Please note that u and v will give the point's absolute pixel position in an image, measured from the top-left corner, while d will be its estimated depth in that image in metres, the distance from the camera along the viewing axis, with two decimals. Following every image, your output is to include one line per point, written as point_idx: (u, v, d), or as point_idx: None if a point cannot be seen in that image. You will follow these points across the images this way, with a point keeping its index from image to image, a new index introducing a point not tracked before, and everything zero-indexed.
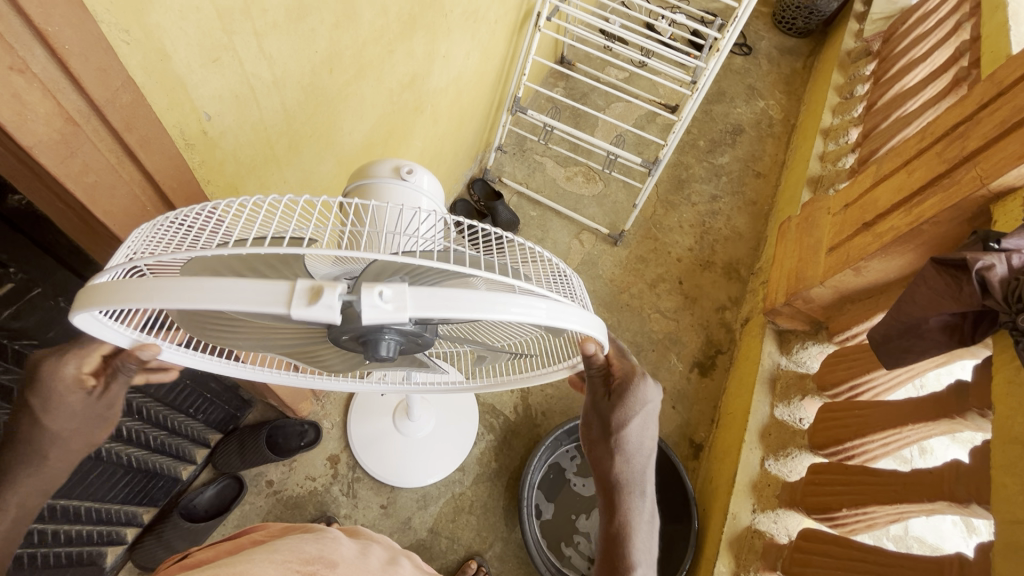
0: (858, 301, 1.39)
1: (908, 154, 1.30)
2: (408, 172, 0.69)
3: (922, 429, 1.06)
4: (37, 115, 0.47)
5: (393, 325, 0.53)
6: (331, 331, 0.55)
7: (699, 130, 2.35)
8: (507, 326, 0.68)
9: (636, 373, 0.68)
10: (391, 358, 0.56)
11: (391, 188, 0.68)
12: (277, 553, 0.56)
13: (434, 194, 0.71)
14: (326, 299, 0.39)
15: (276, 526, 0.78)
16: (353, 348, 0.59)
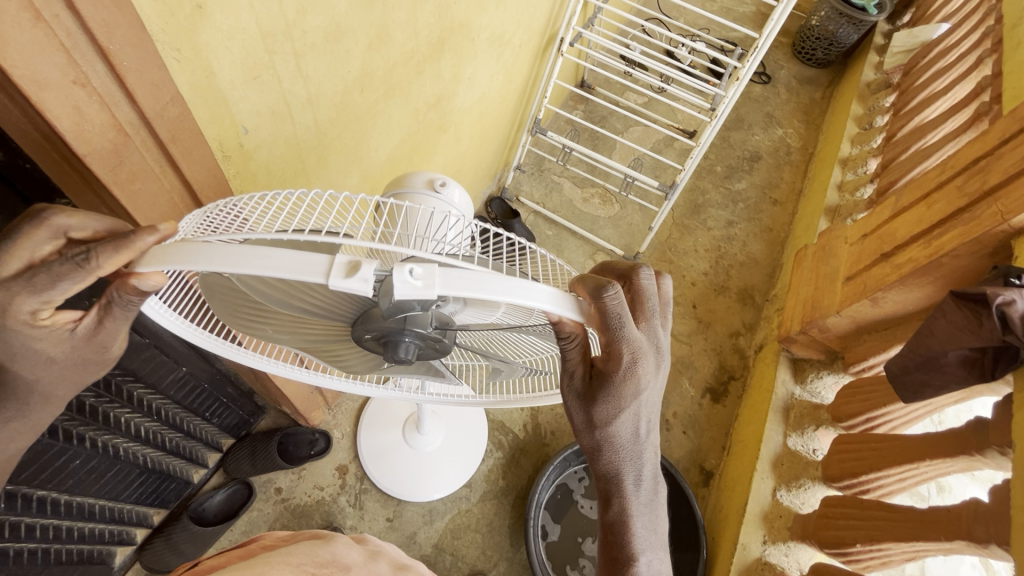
0: (876, 332, 1.37)
1: (927, 187, 1.30)
2: (441, 185, 0.71)
3: (939, 466, 1.04)
4: (93, 125, 0.50)
5: (413, 326, 0.56)
6: (356, 329, 0.59)
7: (717, 156, 2.37)
8: (529, 340, 0.69)
9: (627, 351, 0.51)
10: (410, 360, 0.59)
11: (425, 197, 0.70)
12: (292, 555, 0.58)
13: (463, 209, 0.73)
14: (362, 273, 0.40)
15: (285, 532, 0.79)
16: (374, 349, 0.62)
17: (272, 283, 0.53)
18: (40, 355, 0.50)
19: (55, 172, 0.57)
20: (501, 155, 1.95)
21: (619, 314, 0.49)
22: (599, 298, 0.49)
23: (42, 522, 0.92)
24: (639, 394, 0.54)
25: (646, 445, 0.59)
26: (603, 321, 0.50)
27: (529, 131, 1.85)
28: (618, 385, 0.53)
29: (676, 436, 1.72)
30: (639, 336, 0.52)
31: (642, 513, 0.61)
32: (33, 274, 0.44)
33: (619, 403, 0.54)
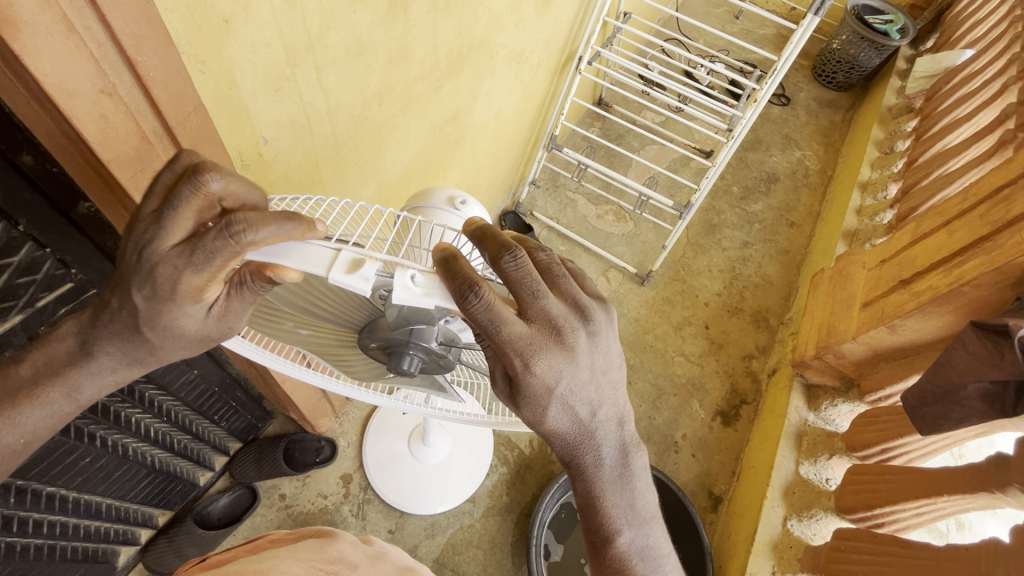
0: (893, 360, 1.34)
1: (948, 215, 1.28)
2: (460, 204, 0.72)
3: (959, 502, 1.00)
4: (118, 133, 0.52)
5: (418, 338, 0.57)
6: (363, 337, 0.60)
7: (734, 176, 2.36)
8: None
9: (517, 352, 0.47)
10: (413, 374, 0.58)
11: (442, 213, 0.71)
12: (301, 551, 0.61)
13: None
14: (364, 270, 0.42)
15: (286, 533, 0.79)
16: (379, 359, 0.62)
17: (300, 289, 0.56)
18: (176, 328, 0.49)
19: (80, 176, 0.59)
20: (517, 170, 1.97)
21: (491, 317, 0.45)
22: (466, 308, 0.44)
23: (49, 518, 0.93)
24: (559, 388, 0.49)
25: (598, 426, 0.54)
26: (479, 326, 0.45)
27: (545, 147, 1.87)
28: (530, 390, 0.49)
29: (684, 458, 1.69)
30: (524, 334, 0.46)
31: (614, 491, 0.57)
32: (190, 250, 0.43)
33: (539, 407, 0.50)
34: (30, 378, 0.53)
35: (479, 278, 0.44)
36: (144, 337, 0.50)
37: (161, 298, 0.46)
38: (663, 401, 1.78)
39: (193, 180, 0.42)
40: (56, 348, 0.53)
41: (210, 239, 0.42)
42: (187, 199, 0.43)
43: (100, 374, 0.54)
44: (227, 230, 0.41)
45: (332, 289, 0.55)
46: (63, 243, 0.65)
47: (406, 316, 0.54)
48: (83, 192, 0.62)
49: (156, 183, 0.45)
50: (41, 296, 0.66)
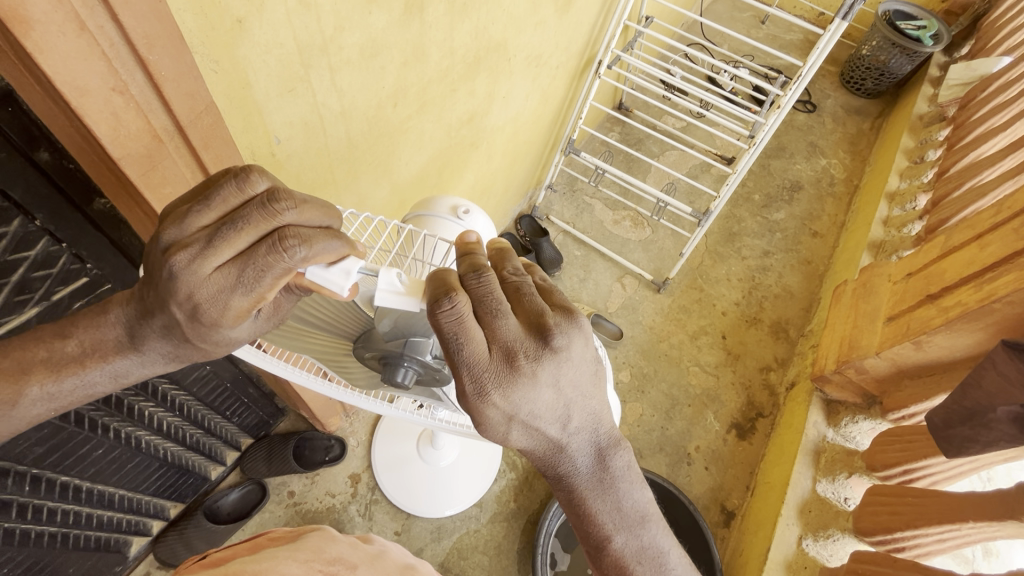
0: (917, 377, 1.29)
1: (981, 227, 1.23)
2: (464, 213, 0.75)
3: (985, 530, 0.96)
4: (130, 131, 0.52)
5: (412, 349, 0.58)
6: (358, 349, 0.61)
7: (756, 184, 2.31)
8: None
9: (472, 375, 0.48)
10: (407, 386, 0.58)
11: (446, 223, 0.74)
12: (301, 551, 0.60)
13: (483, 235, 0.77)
14: (345, 265, 0.48)
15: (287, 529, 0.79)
16: (373, 369, 0.63)
17: (315, 309, 0.62)
18: (231, 339, 0.51)
19: (96, 173, 0.60)
20: (534, 174, 1.95)
21: (454, 332, 0.47)
22: (431, 319, 0.47)
23: (62, 507, 0.95)
24: (516, 410, 0.50)
25: (566, 438, 0.53)
26: (442, 339, 0.47)
27: (562, 151, 1.86)
28: (484, 412, 0.49)
29: (696, 470, 1.66)
30: (484, 357, 0.48)
31: (598, 498, 0.56)
32: (244, 271, 0.45)
33: (498, 430, 0.51)
34: (47, 357, 0.53)
35: (449, 292, 0.46)
36: (193, 347, 0.52)
37: (204, 318, 0.47)
38: (678, 412, 1.74)
39: (266, 204, 0.45)
40: (79, 332, 0.54)
41: (266, 256, 0.45)
42: (255, 220, 0.45)
43: (107, 364, 0.54)
44: (281, 246, 0.44)
45: (333, 304, 0.61)
46: (78, 239, 0.66)
47: (400, 327, 0.58)
48: (98, 188, 0.63)
49: (217, 200, 0.46)
50: (57, 290, 0.67)
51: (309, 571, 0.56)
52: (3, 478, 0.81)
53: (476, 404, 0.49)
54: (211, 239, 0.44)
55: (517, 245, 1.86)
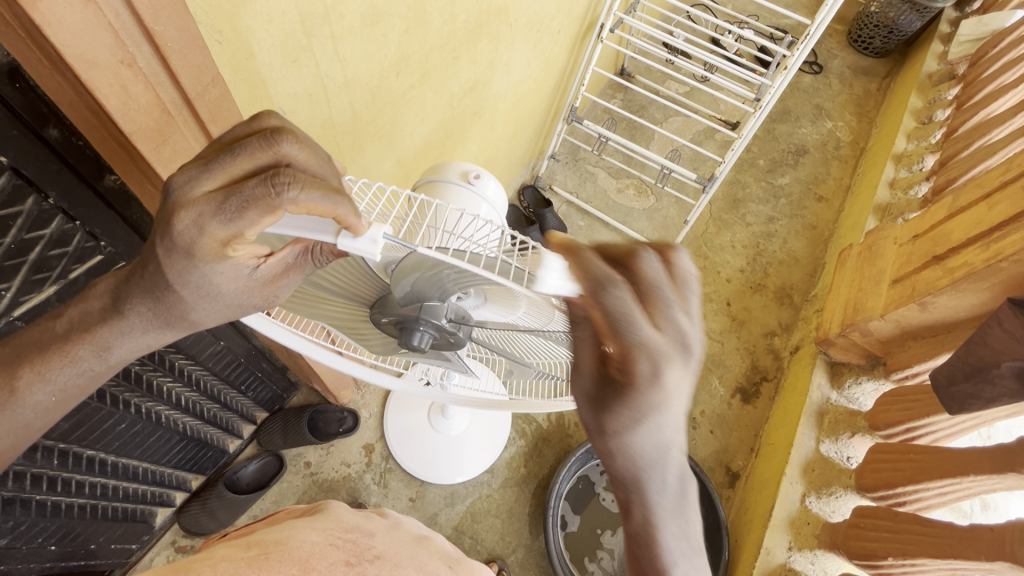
0: (921, 338, 1.31)
1: (989, 186, 1.23)
2: (475, 178, 0.69)
3: (984, 482, 0.99)
4: (139, 104, 0.52)
5: (426, 316, 0.57)
6: (374, 313, 0.61)
7: (760, 149, 2.28)
8: (545, 345, 0.68)
9: (637, 351, 0.45)
10: (423, 349, 0.59)
11: (456, 189, 0.68)
12: (322, 521, 0.59)
13: (496, 204, 0.69)
14: (371, 233, 0.44)
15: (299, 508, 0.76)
16: (390, 333, 0.63)
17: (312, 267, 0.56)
18: (214, 287, 0.49)
19: (105, 149, 0.59)
20: (536, 144, 1.93)
21: (621, 311, 0.45)
22: (600, 301, 0.45)
23: (89, 480, 0.98)
24: (667, 419, 0.46)
25: (680, 468, 0.49)
26: (611, 319, 0.45)
27: (564, 120, 1.83)
28: (637, 397, 0.46)
29: (701, 434, 1.69)
30: (654, 340, 0.45)
31: (681, 554, 0.50)
32: (224, 198, 0.43)
33: (636, 418, 0.46)
34: (72, 330, 0.55)
35: (616, 273, 0.46)
36: (176, 294, 0.50)
37: (185, 251, 0.46)
38: None
39: (268, 137, 0.44)
40: (93, 308, 0.54)
41: (252, 188, 0.42)
42: (253, 151, 0.44)
43: (124, 338, 0.55)
44: (272, 182, 0.42)
45: (345, 261, 0.57)
46: (91, 216, 0.66)
47: (415, 290, 0.55)
48: (109, 165, 0.63)
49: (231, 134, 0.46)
50: (74, 268, 0.68)
51: (328, 538, 0.55)
52: (32, 453, 0.84)
53: (634, 386, 0.45)
54: (205, 163, 0.44)
55: (521, 217, 1.87)
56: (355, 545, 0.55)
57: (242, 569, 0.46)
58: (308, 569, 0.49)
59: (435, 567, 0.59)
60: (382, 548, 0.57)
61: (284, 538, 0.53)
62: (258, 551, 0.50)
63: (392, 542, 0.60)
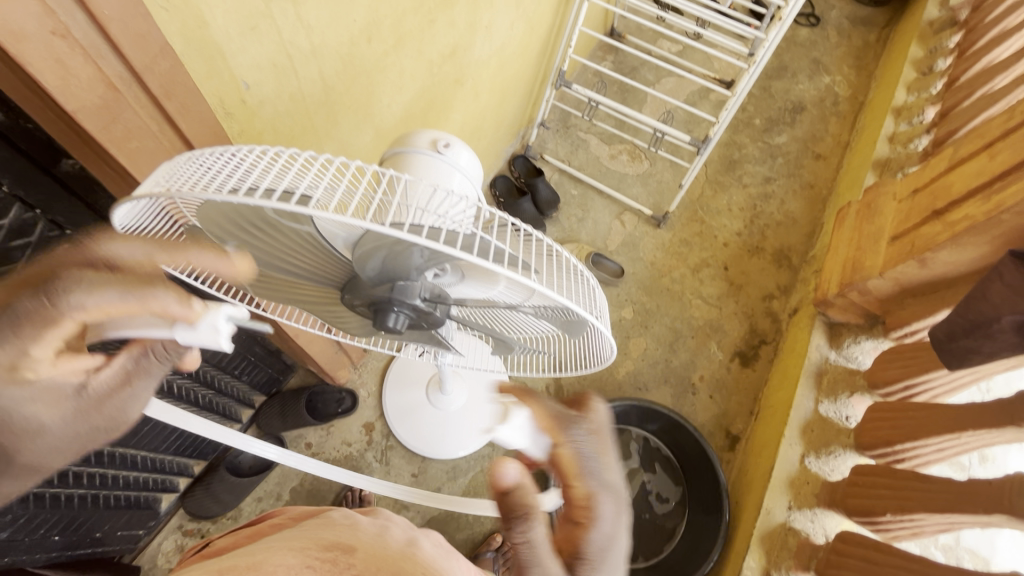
0: (920, 295, 1.29)
1: (992, 135, 1.19)
2: (444, 147, 0.65)
3: (983, 437, 0.99)
4: (81, 80, 0.49)
5: (397, 296, 0.54)
6: (346, 295, 0.59)
7: (756, 108, 2.22)
8: (529, 321, 0.67)
9: (595, 493, 0.58)
10: (400, 331, 0.58)
11: (424, 159, 0.64)
12: (299, 539, 0.55)
13: (469, 173, 0.66)
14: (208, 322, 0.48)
15: (295, 510, 0.76)
16: (367, 316, 0.62)
17: (251, 235, 0.51)
18: (33, 423, 0.44)
19: (53, 130, 0.56)
20: (524, 111, 1.87)
21: (585, 447, 0.62)
22: (568, 438, 0.62)
23: (87, 471, 0.98)
24: (619, 555, 0.59)
25: None
26: (580, 456, 0.61)
27: (553, 85, 1.77)
28: (595, 538, 0.57)
29: (701, 399, 1.69)
30: (608, 479, 0.60)
31: None
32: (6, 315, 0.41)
33: (595, 564, 0.57)
34: None
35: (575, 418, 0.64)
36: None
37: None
38: (681, 344, 1.76)
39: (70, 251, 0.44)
40: None
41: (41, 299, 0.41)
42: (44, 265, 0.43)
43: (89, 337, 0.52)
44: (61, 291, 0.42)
45: (306, 240, 0.54)
46: (51, 204, 0.65)
47: (385, 270, 0.53)
48: (63, 149, 0.60)
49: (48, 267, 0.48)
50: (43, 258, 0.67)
51: (302, 559, 0.50)
52: None
53: (603, 522, 0.57)
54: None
55: (512, 188, 1.83)
56: (333, 565, 0.50)
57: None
58: None
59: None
60: (364, 565, 0.52)
61: (256, 563, 0.49)
62: None
63: (376, 556, 0.54)
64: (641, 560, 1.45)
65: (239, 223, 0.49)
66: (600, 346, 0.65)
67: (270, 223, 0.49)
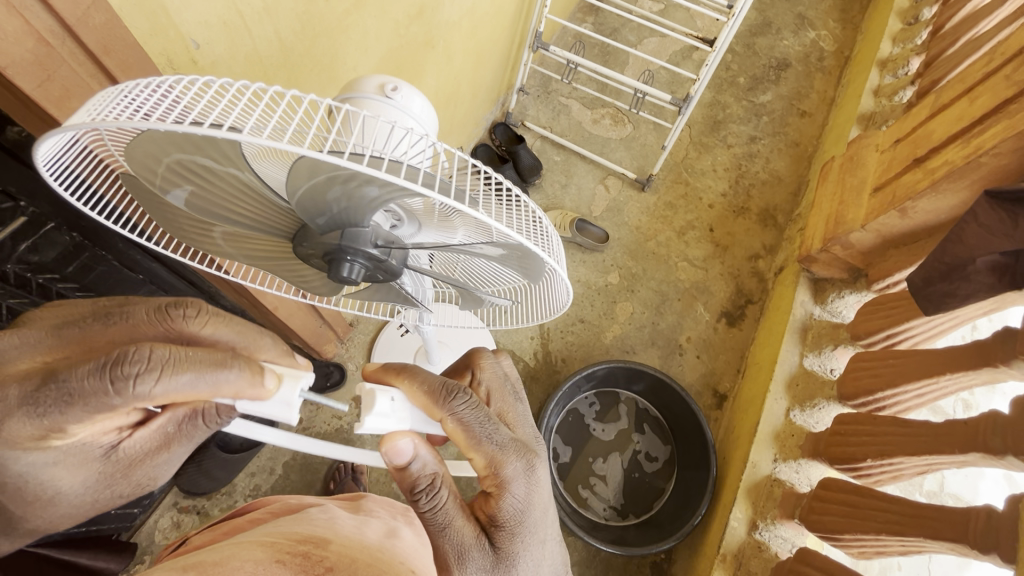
0: (903, 246, 1.29)
1: (972, 80, 1.18)
2: (393, 90, 0.58)
3: (960, 380, 1.00)
4: (7, 33, 0.50)
5: (350, 245, 0.54)
6: (300, 246, 0.58)
7: (740, 66, 2.17)
8: (494, 269, 0.67)
9: (502, 464, 0.58)
10: (355, 280, 0.57)
11: (372, 103, 0.57)
12: (269, 535, 0.54)
13: (422, 119, 0.60)
14: (283, 397, 0.55)
15: (275, 505, 0.79)
16: (323, 267, 0.60)
17: (195, 182, 0.50)
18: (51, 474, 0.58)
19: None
20: (503, 76, 1.83)
21: (474, 416, 0.58)
22: (452, 411, 0.57)
23: None
24: (540, 507, 0.61)
25: (555, 547, 0.65)
26: (469, 427, 0.58)
27: (530, 47, 1.72)
28: (512, 504, 0.59)
29: (688, 360, 1.71)
30: (508, 442, 0.59)
31: None
32: (83, 399, 0.49)
33: (523, 528, 0.60)
34: None
35: (458, 387, 0.59)
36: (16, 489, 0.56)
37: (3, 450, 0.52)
38: (667, 306, 1.76)
39: (137, 353, 0.48)
40: None
41: (111, 384, 0.48)
42: (120, 359, 0.48)
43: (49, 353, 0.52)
44: (123, 379, 0.48)
45: (256, 198, 0.53)
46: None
47: (333, 217, 0.51)
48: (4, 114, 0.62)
49: (129, 321, 0.56)
50: None
51: (273, 553, 0.49)
52: None
53: (512, 488, 0.59)
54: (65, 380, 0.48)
55: (493, 156, 1.80)
56: (306, 559, 0.50)
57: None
58: None
59: (387, 561, 0.56)
60: (336, 558, 0.52)
61: (224, 556, 0.48)
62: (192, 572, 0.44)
63: (348, 548, 0.55)
64: (632, 516, 1.47)
65: (178, 169, 0.48)
66: (557, 290, 0.66)
67: (210, 169, 0.47)
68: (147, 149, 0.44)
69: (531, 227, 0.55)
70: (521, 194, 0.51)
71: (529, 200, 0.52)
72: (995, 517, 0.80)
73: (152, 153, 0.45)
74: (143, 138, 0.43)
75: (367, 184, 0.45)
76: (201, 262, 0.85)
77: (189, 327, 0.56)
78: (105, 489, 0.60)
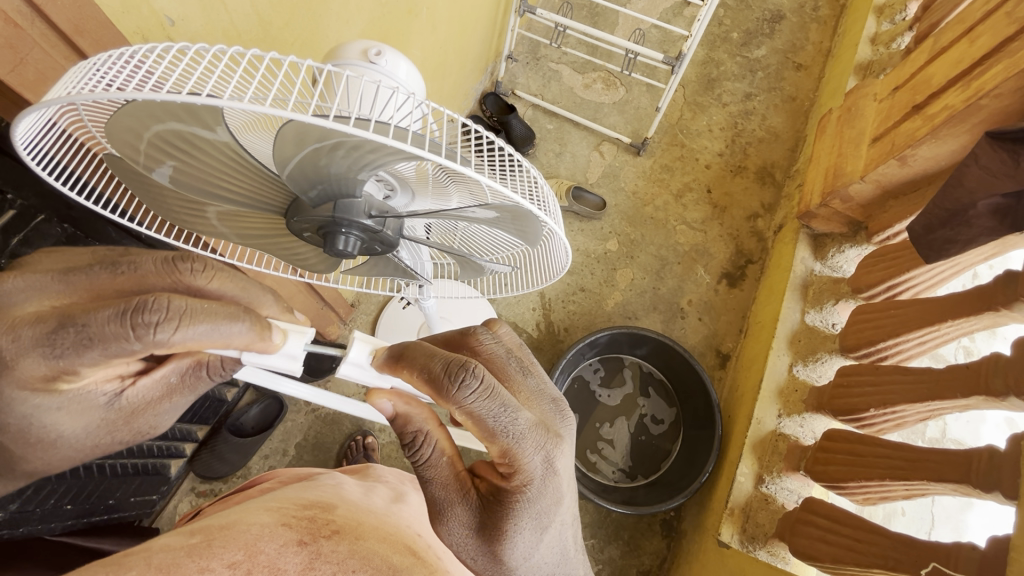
0: (902, 196, 1.27)
1: (971, 20, 1.15)
2: (376, 55, 0.57)
3: (962, 326, 1.00)
4: None
5: (345, 217, 0.53)
6: (294, 222, 0.58)
7: (733, 20, 2.11)
8: (492, 235, 0.67)
9: (512, 449, 0.54)
10: (352, 253, 0.57)
11: (357, 70, 0.56)
12: (273, 502, 0.53)
13: (409, 83, 0.58)
14: (288, 350, 0.61)
15: (284, 476, 0.81)
16: (319, 242, 0.60)
17: (179, 157, 0.49)
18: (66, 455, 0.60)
19: None
20: (490, 43, 1.78)
21: (485, 398, 0.52)
22: (461, 393, 0.52)
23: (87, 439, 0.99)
24: (551, 493, 0.56)
25: (563, 529, 0.61)
26: (480, 411, 0.52)
27: (516, 12, 1.67)
28: (515, 488, 0.55)
29: (690, 323, 1.71)
30: (524, 429, 0.54)
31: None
32: (102, 343, 0.50)
33: (523, 510, 0.56)
34: None
35: (470, 363, 0.53)
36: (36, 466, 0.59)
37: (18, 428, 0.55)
38: (667, 271, 1.76)
39: (156, 304, 0.50)
40: None
41: (132, 328, 0.50)
42: (139, 309, 0.49)
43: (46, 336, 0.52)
44: (141, 326, 0.50)
45: (243, 171, 0.53)
46: None
47: (324, 188, 0.51)
48: None
49: (136, 272, 0.58)
50: None
51: (279, 516, 0.48)
52: None
53: (521, 472, 0.54)
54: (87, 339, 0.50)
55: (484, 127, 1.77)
56: (313, 521, 0.48)
57: (182, 558, 0.38)
58: (254, 555, 0.40)
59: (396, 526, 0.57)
60: (343, 521, 0.50)
61: (232, 522, 0.46)
62: (200, 537, 0.42)
63: (354, 510, 0.55)
64: (641, 477, 1.49)
65: (161, 145, 0.47)
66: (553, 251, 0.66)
67: (194, 144, 0.47)
68: (126, 124, 0.43)
69: (527, 187, 0.54)
70: (518, 156, 0.50)
71: (526, 162, 0.51)
72: (998, 456, 0.81)
73: (132, 129, 0.45)
74: (121, 112, 0.42)
75: (357, 150, 0.45)
76: (196, 245, 0.85)
77: (196, 280, 0.59)
78: (106, 435, 0.63)
